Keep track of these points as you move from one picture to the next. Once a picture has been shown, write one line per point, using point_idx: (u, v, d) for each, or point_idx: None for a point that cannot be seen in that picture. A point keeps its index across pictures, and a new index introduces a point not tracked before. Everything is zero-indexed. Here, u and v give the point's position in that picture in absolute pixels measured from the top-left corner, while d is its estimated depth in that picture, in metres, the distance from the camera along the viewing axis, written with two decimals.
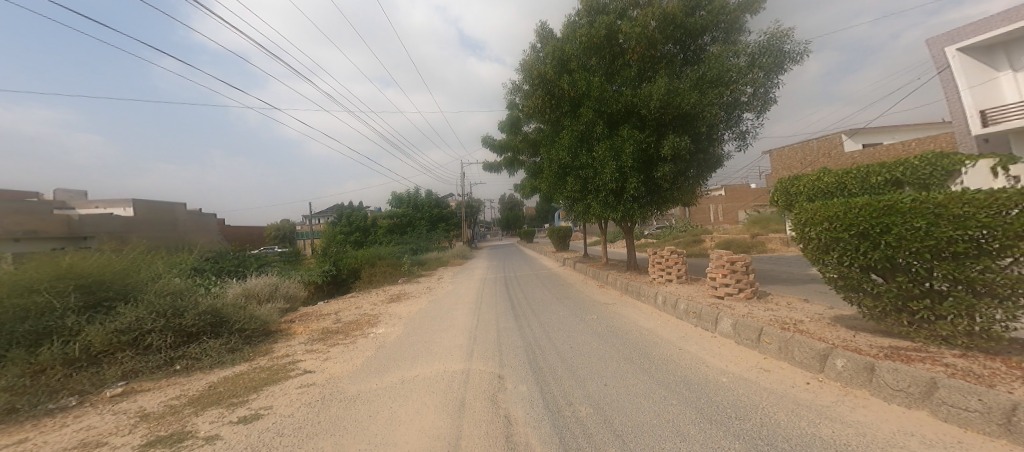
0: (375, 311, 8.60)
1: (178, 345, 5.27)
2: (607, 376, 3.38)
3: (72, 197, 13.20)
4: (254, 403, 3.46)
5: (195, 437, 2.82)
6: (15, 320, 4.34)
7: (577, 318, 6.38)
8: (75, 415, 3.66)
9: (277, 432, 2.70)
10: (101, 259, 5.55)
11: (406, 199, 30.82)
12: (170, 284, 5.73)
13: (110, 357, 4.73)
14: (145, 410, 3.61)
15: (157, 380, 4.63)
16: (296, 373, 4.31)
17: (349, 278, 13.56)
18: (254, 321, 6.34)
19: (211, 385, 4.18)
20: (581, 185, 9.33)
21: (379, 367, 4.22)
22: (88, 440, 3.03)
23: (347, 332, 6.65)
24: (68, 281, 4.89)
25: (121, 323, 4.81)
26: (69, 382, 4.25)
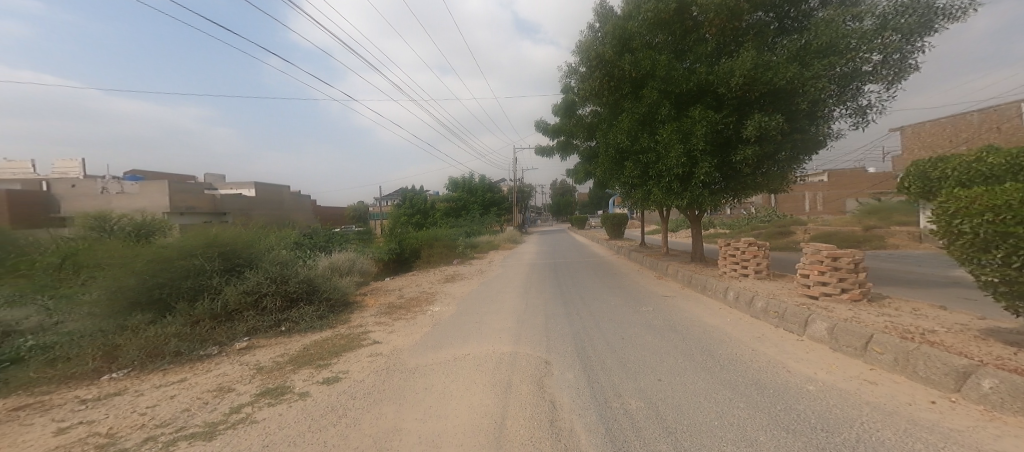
0: (432, 289, 9.14)
1: (285, 309, 6.10)
2: (667, 371, 3.23)
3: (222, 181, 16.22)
4: (336, 366, 3.91)
5: (292, 392, 3.27)
6: (182, 276, 5.49)
7: (629, 309, 6.14)
8: (216, 362, 4.47)
9: (352, 394, 3.03)
10: (235, 230, 6.62)
11: (462, 184, 32.00)
12: (280, 255, 6.64)
13: (239, 315, 5.64)
14: (258, 364, 4.26)
15: (270, 338, 5.44)
16: (368, 343, 4.76)
17: (410, 257, 14.37)
18: (338, 291, 7.08)
19: (309, 346, 4.82)
20: (640, 170, 8.81)
21: (434, 343, 4.49)
22: (221, 385, 3.69)
23: (409, 307, 7.15)
24: (214, 248, 5.91)
25: (247, 285, 5.70)
26: (213, 333, 5.21)
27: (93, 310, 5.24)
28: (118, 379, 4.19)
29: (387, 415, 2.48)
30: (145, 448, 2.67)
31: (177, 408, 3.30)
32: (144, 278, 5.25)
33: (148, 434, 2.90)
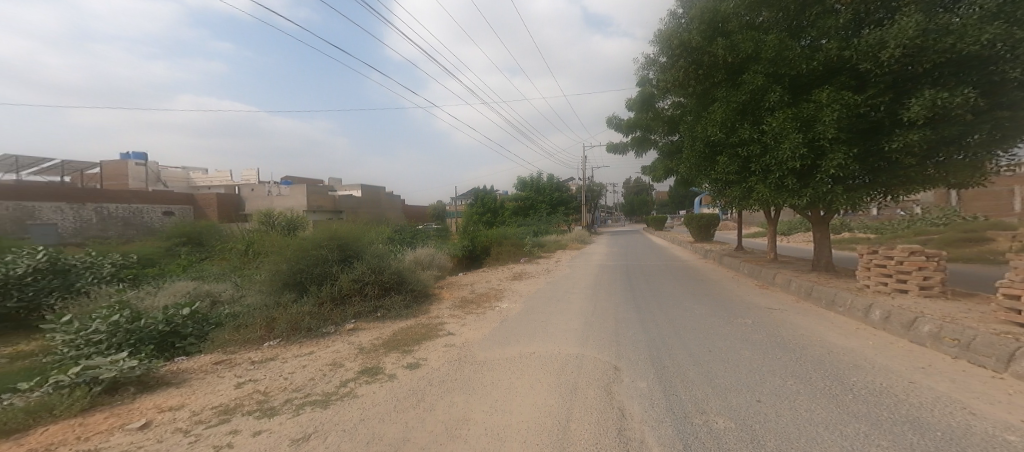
0: (501, 286, 9.31)
1: (381, 296, 6.87)
2: (773, 393, 2.79)
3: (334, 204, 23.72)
4: (417, 353, 4.26)
5: (383, 373, 3.69)
6: (320, 261, 6.62)
7: (718, 319, 5.51)
8: (333, 339, 5.29)
9: (428, 382, 3.31)
10: (348, 226, 7.66)
11: (528, 182, 31.07)
12: (379, 249, 7.52)
13: (349, 299, 6.50)
14: (361, 344, 4.89)
15: (371, 322, 6.20)
16: (443, 333, 5.08)
17: (480, 255, 14.65)
18: (421, 283, 7.70)
19: (400, 331, 5.39)
20: (739, 164, 7.83)
21: (501, 339, 4.58)
22: (335, 360, 4.34)
23: (480, 302, 7.43)
24: (335, 240, 6.92)
25: (356, 274, 6.57)
26: (332, 314, 6.13)
27: (263, 288, 6.59)
28: (273, 345, 5.20)
29: (459, 403, 2.83)
30: (284, 409, 3.24)
31: (305, 376, 3.96)
32: (291, 264, 6.43)
33: (288, 396, 3.52)
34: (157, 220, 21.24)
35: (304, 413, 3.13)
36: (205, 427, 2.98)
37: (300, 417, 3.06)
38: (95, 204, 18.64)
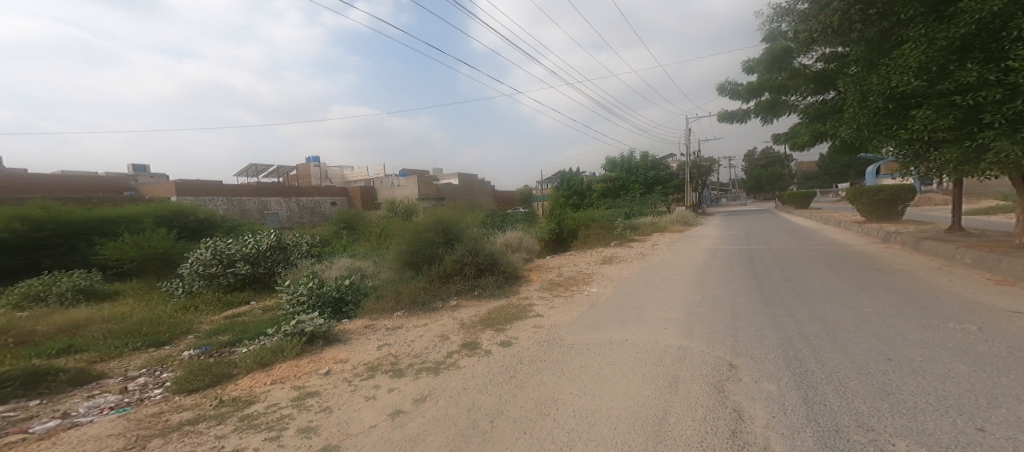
0: (590, 270, 9.06)
1: (478, 276, 7.26)
2: (1005, 422, 2.12)
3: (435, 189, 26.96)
4: (509, 331, 4.46)
5: (480, 348, 3.98)
6: (432, 243, 7.30)
7: (865, 317, 4.60)
8: (443, 313, 5.85)
9: (521, 359, 3.47)
10: (450, 211, 8.24)
11: (618, 162, 29.87)
12: (477, 234, 8.03)
13: (452, 278, 7.04)
14: (463, 320, 5.29)
15: (470, 299, 6.62)
16: (532, 314, 5.18)
17: (569, 238, 14.05)
18: (511, 266, 7.93)
19: (496, 310, 5.69)
20: (959, 116, 5.86)
21: (591, 324, 4.50)
22: (443, 332, 4.80)
23: (568, 285, 7.36)
24: (439, 225, 7.54)
25: (457, 255, 7.11)
26: (441, 291, 6.74)
27: (392, 267, 7.53)
28: (399, 316, 5.95)
29: (548, 383, 2.90)
30: (408, 371, 3.74)
31: (422, 344, 4.46)
32: (410, 244, 7.25)
33: (410, 360, 4.02)
34: (328, 208, 27.10)
35: (423, 377, 3.52)
36: (360, 379, 3.69)
37: (421, 380, 3.46)
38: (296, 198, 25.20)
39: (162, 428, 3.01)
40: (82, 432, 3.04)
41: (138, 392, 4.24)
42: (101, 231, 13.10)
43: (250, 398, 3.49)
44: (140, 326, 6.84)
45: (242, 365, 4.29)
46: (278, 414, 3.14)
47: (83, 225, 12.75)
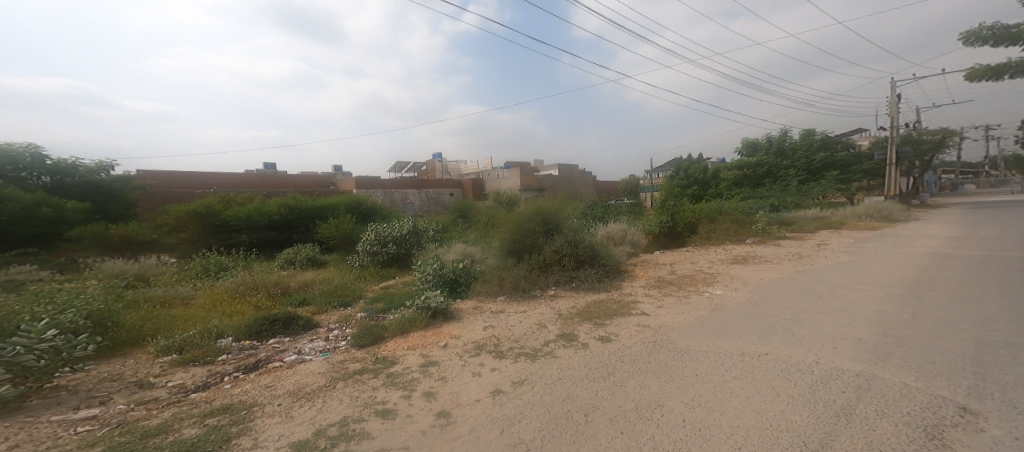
0: (712, 269, 8.28)
1: (577, 267, 7.50)
2: None
3: (536, 181, 27.68)
4: (608, 328, 4.61)
5: (577, 341, 4.34)
6: (531, 232, 7.78)
7: None
8: (541, 303, 6.33)
9: (622, 357, 3.57)
10: (550, 202, 8.64)
11: (761, 144, 24.26)
12: (575, 225, 8.28)
13: (551, 268, 7.42)
14: (562, 310, 5.75)
15: (568, 291, 6.93)
16: (636, 312, 5.12)
17: (685, 232, 13.05)
18: (613, 259, 7.81)
19: (590, 304, 5.86)
20: None
21: (712, 330, 4.23)
22: (543, 322, 5.38)
23: (682, 285, 6.88)
24: (540, 215, 7.97)
25: (557, 246, 7.47)
26: (539, 280, 7.18)
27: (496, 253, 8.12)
28: (504, 300, 6.78)
29: (651, 387, 2.87)
30: (508, 354, 4.47)
31: (522, 331, 5.22)
32: (512, 233, 7.84)
33: (510, 345, 4.78)
34: (448, 199, 29.76)
35: (518, 363, 4.12)
36: (470, 355, 4.68)
37: (515, 365, 4.08)
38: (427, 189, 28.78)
39: (343, 373, 4.39)
40: (301, 370, 4.57)
41: (335, 340, 5.54)
42: (321, 215, 16.86)
43: (393, 359, 4.72)
44: (338, 288, 8.41)
45: (390, 330, 5.50)
46: (410, 376, 4.25)
47: (312, 210, 16.62)
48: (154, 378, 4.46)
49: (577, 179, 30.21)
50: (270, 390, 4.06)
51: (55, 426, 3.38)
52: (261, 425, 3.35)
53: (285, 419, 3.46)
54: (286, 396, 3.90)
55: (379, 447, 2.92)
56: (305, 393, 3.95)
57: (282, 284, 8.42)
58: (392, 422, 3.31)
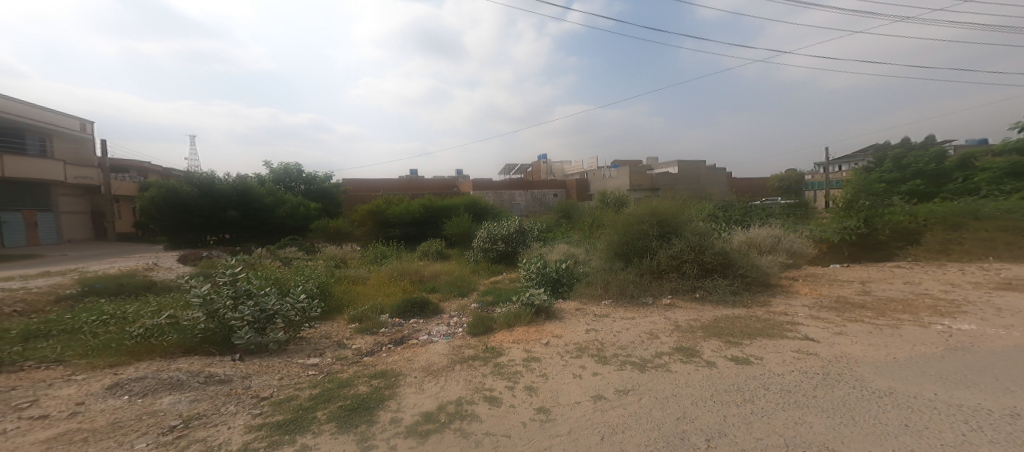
0: (933, 295, 6.56)
1: (701, 276, 6.99)
2: None
3: (649, 180, 25.91)
4: (746, 348, 4.39)
5: (701, 357, 4.21)
6: (642, 235, 7.45)
7: None
8: (650, 311, 6.17)
9: (769, 386, 3.38)
10: (667, 202, 8.17)
11: None
12: (697, 226, 7.57)
13: (666, 274, 7.06)
14: (676, 322, 5.53)
15: (686, 301, 6.56)
16: (795, 336, 4.73)
17: (893, 241, 10.49)
18: (757, 270, 7.05)
19: (716, 319, 5.57)
20: None
21: (949, 378, 3.47)
22: (653, 331, 5.23)
23: (871, 309, 5.85)
24: (653, 216, 7.61)
25: (673, 252, 7.06)
26: (652, 287, 6.95)
27: (602, 255, 8.09)
28: (608, 304, 6.68)
29: (813, 427, 2.63)
30: (613, 361, 4.37)
31: (627, 339, 5.04)
32: (620, 236, 7.66)
33: (614, 351, 4.67)
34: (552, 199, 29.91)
35: (625, 370, 4.08)
36: (571, 356, 4.61)
37: (622, 373, 4.02)
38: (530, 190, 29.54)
39: (461, 356, 4.70)
40: (430, 349, 4.98)
41: (455, 326, 5.94)
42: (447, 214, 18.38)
43: (499, 351, 4.86)
44: (457, 280, 9.10)
45: (498, 323, 5.68)
46: (514, 368, 4.36)
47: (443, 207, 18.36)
48: (345, 341, 5.44)
49: (703, 175, 26.82)
50: (411, 363, 4.59)
51: (298, 366, 4.57)
52: (399, 393, 3.85)
53: (418, 390, 3.90)
54: (420, 371, 4.36)
55: (487, 431, 3.10)
56: (433, 370, 4.35)
57: (419, 272, 9.38)
58: (498, 409, 3.48)
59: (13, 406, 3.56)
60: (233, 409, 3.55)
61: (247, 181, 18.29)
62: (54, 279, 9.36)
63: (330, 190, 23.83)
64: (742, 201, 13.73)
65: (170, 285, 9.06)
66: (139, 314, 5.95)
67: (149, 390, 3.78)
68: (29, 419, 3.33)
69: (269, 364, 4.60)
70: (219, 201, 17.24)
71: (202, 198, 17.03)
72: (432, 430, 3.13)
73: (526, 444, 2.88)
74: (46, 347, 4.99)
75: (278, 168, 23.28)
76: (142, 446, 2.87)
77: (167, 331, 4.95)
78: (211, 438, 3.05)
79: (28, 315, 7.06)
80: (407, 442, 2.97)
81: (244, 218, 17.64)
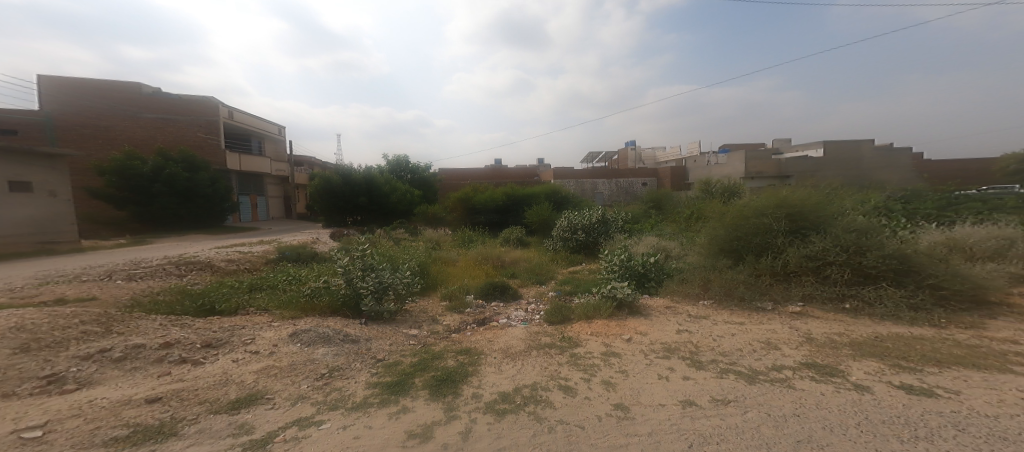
0: None
1: (853, 283, 5.86)
2: None
3: (778, 166, 22.41)
4: (923, 376, 3.67)
5: (846, 379, 3.67)
6: (756, 231, 6.85)
7: None
8: (769, 317, 5.50)
9: (960, 426, 2.83)
10: (807, 193, 7.11)
11: None
12: (856, 222, 6.31)
13: (797, 277, 6.23)
14: (810, 334, 4.82)
15: (823, 311, 5.63)
16: (1018, 371, 3.74)
17: None
18: (958, 281, 5.51)
19: (876, 336, 4.68)
20: None
21: None
22: (771, 340, 4.70)
23: None
24: (781, 209, 6.83)
25: (811, 251, 6.11)
26: (770, 289, 6.18)
27: (704, 251, 7.70)
28: (707, 305, 6.16)
29: None
30: (709, 368, 4.03)
31: (733, 345, 4.60)
32: (730, 230, 7.15)
33: (714, 357, 4.30)
34: (639, 189, 28.34)
35: (727, 379, 3.76)
36: (656, 357, 4.36)
37: (723, 381, 3.71)
38: (615, 180, 28.21)
39: (538, 343, 4.80)
40: (508, 333, 5.19)
41: (532, 312, 6.09)
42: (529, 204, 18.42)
43: (576, 341, 4.84)
44: (535, 268, 9.23)
45: (576, 313, 5.66)
46: (591, 361, 4.30)
47: (524, 196, 18.50)
48: (438, 317, 5.95)
49: (865, 155, 21.90)
50: (492, 344, 4.84)
51: (402, 336, 5.13)
52: (479, 371, 4.10)
53: (497, 370, 4.10)
54: (499, 352, 4.57)
55: (560, 419, 3.14)
56: (510, 353, 4.53)
57: (500, 256, 9.73)
58: (573, 399, 3.49)
59: (243, 340, 4.79)
60: (359, 366, 4.22)
61: (374, 171, 21.04)
62: (261, 246, 12.04)
63: (428, 181, 26.86)
64: (942, 192, 10.81)
65: (328, 256, 11.02)
66: (311, 277, 7.40)
67: (310, 341, 4.66)
68: (249, 352, 4.45)
69: (383, 330, 5.26)
70: (353, 188, 20.16)
71: (341, 185, 20.05)
72: (508, 410, 3.29)
73: (600, 438, 2.87)
74: (260, 298, 6.61)
75: (392, 159, 26.43)
76: (304, 388, 3.68)
77: (322, 293, 5.82)
78: (345, 388, 3.70)
79: (253, 272, 9.40)
80: (485, 417, 3.18)
81: (370, 203, 20.41)
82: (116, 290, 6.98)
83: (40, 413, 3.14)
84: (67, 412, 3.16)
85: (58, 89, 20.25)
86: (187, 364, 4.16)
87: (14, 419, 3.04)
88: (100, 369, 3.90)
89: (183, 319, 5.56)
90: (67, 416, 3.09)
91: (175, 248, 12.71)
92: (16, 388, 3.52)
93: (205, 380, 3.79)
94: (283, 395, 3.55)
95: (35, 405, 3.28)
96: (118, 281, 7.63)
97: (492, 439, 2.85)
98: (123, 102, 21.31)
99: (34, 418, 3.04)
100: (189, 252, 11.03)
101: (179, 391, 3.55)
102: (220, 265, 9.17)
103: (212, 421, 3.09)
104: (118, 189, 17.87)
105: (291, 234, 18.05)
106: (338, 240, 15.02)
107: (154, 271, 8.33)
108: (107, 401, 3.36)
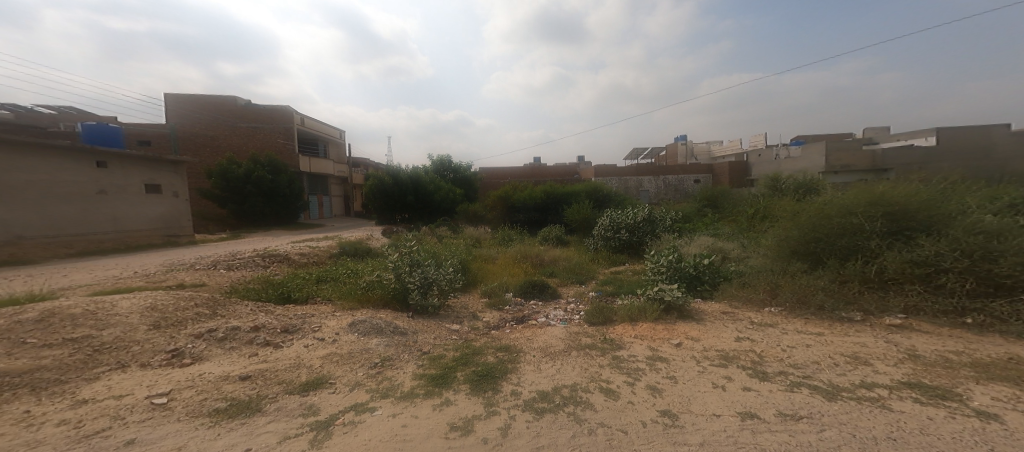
0: None
1: (979, 295, 4.89)
2: None
3: (874, 157, 19.81)
4: None
5: (965, 404, 3.15)
6: (840, 233, 6.12)
7: None
8: (857, 329, 4.89)
9: None
10: (911, 188, 6.14)
11: None
12: (985, 220, 5.19)
13: (899, 286, 5.37)
14: (917, 351, 4.20)
15: (930, 325, 4.85)
16: None
17: None
18: None
19: (1010, 357, 3.93)
20: None
21: None
22: (860, 355, 4.17)
23: None
24: (878, 207, 5.99)
25: (919, 256, 5.22)
26: (860, 298, 5.45)
27: (772, 253, 7.15)
28: (775, 312, 5.64)
29: None
30: (777, 380, 3.69)
31: (809, 357, 4.16)
32: (806, 230, 6.50)
33: (782, 368, 3.93)
34: (691, 186, 26.68)
35: (800, 393, 3.41)
36: (710, 364, 4.08)
37: (795, 395, 3.37)
38: (664, 176, 26.80)
39: (578, 343, 4.72)
40: (547, 332, 5.17)
41: (572, 312, 6.00)
42: (569, 202, 18.13)
43: (619, 344, 4.69)
44: (576, 266, 9.08)
45: (618, 315, 5.49)
46: (635, 365, 4.13)
47: (563, 195, 18.23)
48: (478, 313, 6.10)
49: (1001, 142, 18.37)
50: (531, 342, 4.85)
51: (445, 330, 5.33)
52: (519, 369, 4.13)
53: (536, 369, 4.11)
54: (538, 351, 4.57)
55: (602, 422, 3.07)
56: (549, 353, 4.51)
57: (539, 255, 9.69)
58: (614, 403, 3.38)
59: (311, 328, 5.24)
60: (407, 357, 4.45)
61: (422, 171, 22.04)
62: (326, 241, 13.18)
63: (471, 180, 27.61)
64: None
65: (381, 251, 11.80)
66: (366, 271, 7.95)
67: (365, 331, 5.00)
68: (316, 339, 4.87)
69: (428, 324, 5.50)
70: (403, 188, 21.24)
71: (391, 186, 21.20)
72: (547, 409, 3.28)
73: (645, 444, 2.76)
74: (324, 289, 7.22)
75: (439, 160, 27.53)
76: (361, 375, 3.97)
77: (375, 286, 6.26)
78: (395, 378, 3.93)
79: (316, 264, 10.31)
80: (524, 415, 3.20)
81: (418, 202, 21.45)
82: (220, 278, 8.05)
83: (165, 382, 3.71)
84: (184, 382, 3.71)
85: (179, 105, 23.70)
86: (270, 347, 4.66)
87: (147, 386, 3.62)
88: (208, 346, 4.52)
89: (267, 305, 6.25)
90: (184, 386, 3.63)
91: (261, 242, 14.23)
92: (149, 360, 4.19)
93: (283, 362, 4.23)
94: (344, 380, 3.85)
95: (161, 375, 3.88)
96: (220, 270, 8.75)
97: (530, 438, 2.86)
98: (223, 112, 24.14)
99: (161, 386, 3.60)
100: (272, 245, 12.31)
101: (264, 371, 3.99)
102: (295, 258, 10.16)
103: (288, 400, 3.44)
104: (221, 190, 20.49)
105: (350, 230, 19.35)
106: (389, 236, 16.06)
107: (246, 261, 9.40)
108: (211, 375, 3.87)
